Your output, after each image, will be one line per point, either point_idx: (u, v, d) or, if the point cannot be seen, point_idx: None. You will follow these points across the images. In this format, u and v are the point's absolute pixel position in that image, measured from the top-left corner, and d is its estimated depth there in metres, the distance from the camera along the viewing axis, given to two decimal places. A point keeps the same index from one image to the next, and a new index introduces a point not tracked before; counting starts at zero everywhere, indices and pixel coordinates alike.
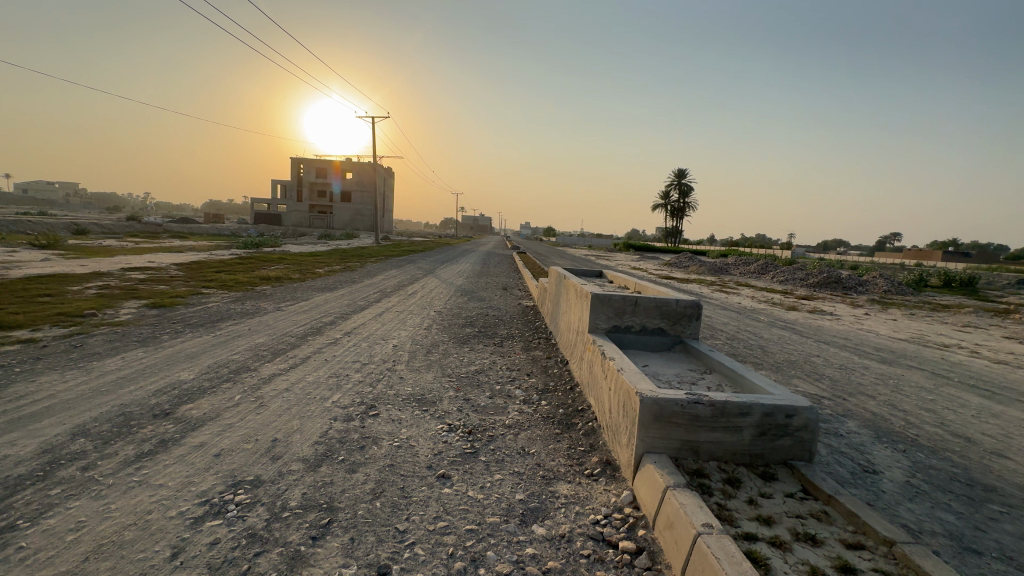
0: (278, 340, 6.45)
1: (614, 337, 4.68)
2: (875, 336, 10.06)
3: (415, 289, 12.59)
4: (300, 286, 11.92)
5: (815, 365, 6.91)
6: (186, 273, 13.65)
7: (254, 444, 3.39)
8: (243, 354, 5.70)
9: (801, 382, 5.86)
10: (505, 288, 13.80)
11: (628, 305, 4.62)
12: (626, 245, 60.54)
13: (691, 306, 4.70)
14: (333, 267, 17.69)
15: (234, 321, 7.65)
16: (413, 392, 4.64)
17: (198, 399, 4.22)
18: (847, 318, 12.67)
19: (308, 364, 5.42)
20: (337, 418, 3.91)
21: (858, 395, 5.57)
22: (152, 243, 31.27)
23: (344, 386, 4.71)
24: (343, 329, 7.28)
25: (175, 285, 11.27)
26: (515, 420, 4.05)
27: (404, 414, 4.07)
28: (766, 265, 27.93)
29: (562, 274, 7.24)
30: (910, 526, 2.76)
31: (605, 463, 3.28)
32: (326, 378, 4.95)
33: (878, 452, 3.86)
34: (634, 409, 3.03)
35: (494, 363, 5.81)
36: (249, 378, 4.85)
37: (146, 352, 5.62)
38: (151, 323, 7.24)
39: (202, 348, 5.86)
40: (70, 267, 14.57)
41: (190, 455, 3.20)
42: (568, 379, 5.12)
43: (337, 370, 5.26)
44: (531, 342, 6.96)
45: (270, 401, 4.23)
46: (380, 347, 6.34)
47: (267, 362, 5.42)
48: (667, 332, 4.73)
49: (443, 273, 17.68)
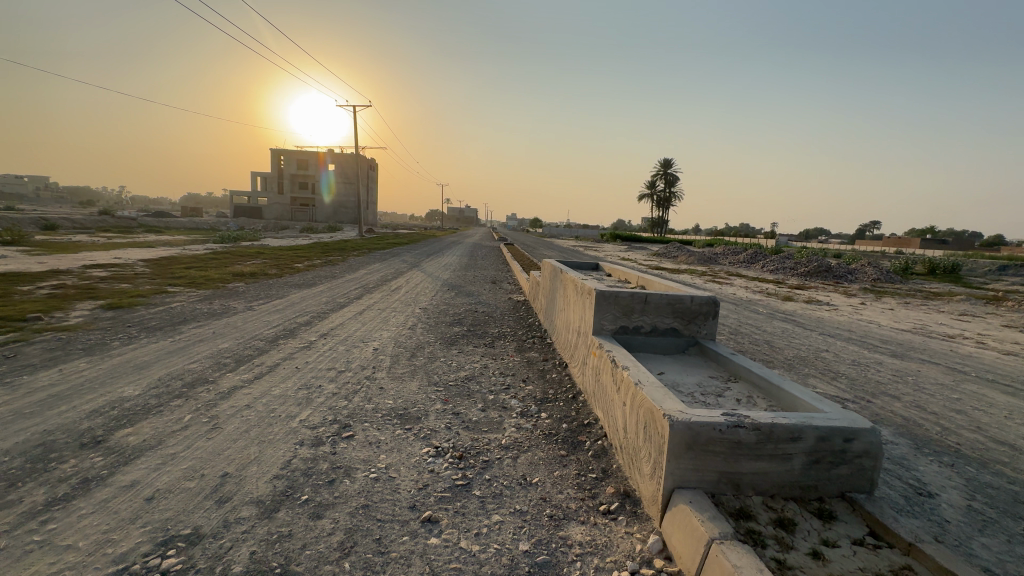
0: (244, 346, 5.78)
1: (622, 339, 4.15)
2: (878, 328, 9.70)
3: (399, 284, 11.93)
4: (275, 283, 11.17)
5: (827, 361, 6.48)
6: (151, 270, 12.65)
7: (199, 483, 2.79)
8: (202, 363, 5.04)
9: (819, 383, 5.40)
10: (494, 281, 13.22)
11: (637, 303, 4.11)
12: (614, 236, 57.15)
13: (707, 304, 4.19)
14: (312, 261, 16.88)
15: (198, 323, 6.93)
16: (395, 406, 4.07)
17: (139, 422, 3.58)
18: (844, 308, 12.36)
19: (276, 374, 4.79)
20: (303, 444, 3.32)
21: (881, 395, 5.12)
22: (125, 238, 29.90)
23: (314, 401, 4.10)
24: (319, 331, 6.62)
25: (138, 283, 10.44)
26: (512, 439, 3.51)
27: (384, 435, 3.50)
28: (755, 255, 27.74)
29: (557, 268, 6.67)
30: (993, 570, 2.29)
31: (623, 496, 2.75)
32: (295, 391, 4.33)
33: (925, 468, 3.40)
34: (660, 434, 2.50)
35: (485, 368, 5.23)
36: (205, 393, 4.21)
37: (89, 363, 4.93)
38: (103, 327, 6.51)
39: (156, 357, 5.18)
40: (25, 264, 13.53)
41: (114, 502, 2.59)
42: (568, 387, 4.58)
43: (308, 380, 4.64)
44: (525, 342, 6.40)
45: (225, 423, 3.61)
46: (359, 352, 5.72)
47: (228, 372, 4.78)
48: (680, 333, 4.21)
49: (428, 267, 16.98)
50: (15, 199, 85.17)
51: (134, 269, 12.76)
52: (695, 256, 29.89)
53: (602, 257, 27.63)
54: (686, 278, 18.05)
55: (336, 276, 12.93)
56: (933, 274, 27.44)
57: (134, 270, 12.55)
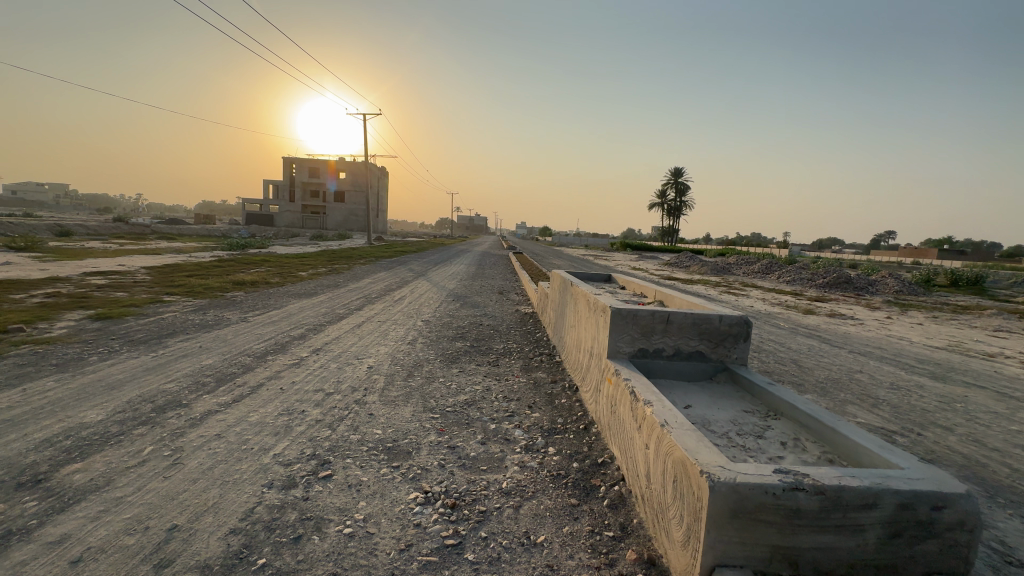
0: (228, 363, 5.36)
1: (640, 364, 3.67)
2: (910, 345, 9.05)
3: (403, 294, 11.52)
4: (275, 292, 10.82)
5: (862, 384, 5.89)
6: (152, 278, 12.45)
7: (140, 540, 2.34)
8: (179, 383, 4.62)
9: (859, 411, 4.82)
10: (501, 292, 12.74)
11: (658, 324, 3.64)
12: (625, 245, 56.71)
13: (738, 324, 3.68)
14: (317, 269, 16.58)
15: (185, 336, 6.54)
16: (384, 437, 3.61)
17: (91, 456, 3.15)
18: (870, 323, 11.68)
19: (257, 397, 4.34)
20: (272, 486, 2.85)
21: (933, 427, 4.53)
22: (136, 245, 29.98)
23: (294, 430, 3.65)
24: (311, 346, 6.18)
25: (135, 291, 10.15)
26: (515, 481, 3.03)
27: (368, 474, 3.04)
28: (770, 265, 26.99)
29: (567, 280, 6.20)
30: None
31: (648, 565, 2.26)
32: (273, 417, 3.88)
33: (1005, 526, 2.84)
34: (695, 493, 2.01)
35: (488, 392, 4.74)
36: (174, 419, 3.78)
37: (57, 382, 4.53)
38: (86, 339, 6.15)
39: (132, 376, 4.78)
40: (27, 271, 13.35)
41: (32, 566, 2.14)
42: (579, 416, 4.10)
43: (291, 404, 4.20)
44: (532, 361, 5.90)
45: (188, 458, 3.17)
46: (351, 370, 5.27)
47: (206, 394, 4.36)
48: (707, 357, 3.70)
49: (435, 275, 16.57)
50: (34, 206, 87.00)
51: (135, 277, 12.52)
52: (707, 266, 29.19)
53: (612, 268, 27.04)
54: (700, 289, 17.46)
55: (338, 285, 12.57)
56: (957, 286, 26.45)
57: (135, 278, 12.36)
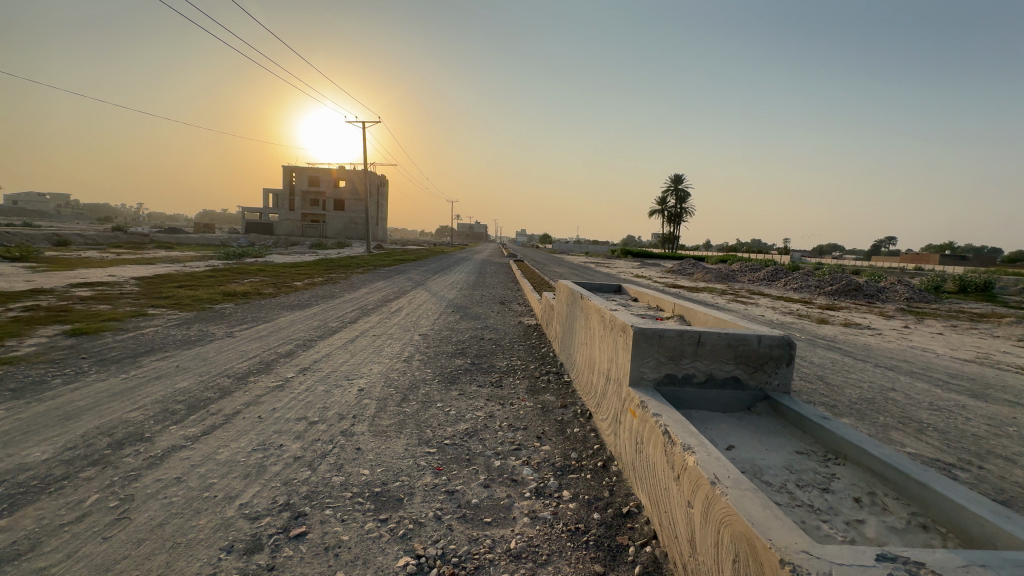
0: (204, 386, 4.87)
1: (668, 392, 3.18)
2: (936, 358, 8.51)
3: (401, 305, 11.03)
4: (266, 304, 10.33)
5: (900, 405, 5.36)
6: (140, 289, 11.98)
7: None
8: (146, 412, 4.12)
9: (905, 438, 4.30)
10: (503, 302, 12.25)
11: (688, 346, 3.16)
12: (624, 254, 56.66)
13: (779, 345, 3.20)
14: (313, 279, 16.11)
15: (163, 354, 6.04)
16: (373, 480, 3.10)
17: (21, 509, 2.64)
18: (889, 333, 11.14)
19: (231, 428, 3.84)
20: (231, 551, 2.35)
21: (993, 458, 4.01)
22: (131, 255, 29.55)
23: (267, 471, 3.15)
24: (298, 366, 5.69)
25: (119, 304, 9.67)
26: (526, 541, 2.51)
27: (350, 532, 2.54)
28: (776, 271, 26.51)
29: (575, 292, 5.71)
30: None
31: None
32: (246, 454, 3.39)
33: None
34: None
35: (491, 419, 4.22)
36: (131, 458, 3.27)
37: (8, 411, 4.02)
38: (53, 359, 5.66)
39: (95, 403, 4.28)
40: (12, 282, 12.89)
41: None
42: (596, 450, 3.59)
43: (269, 437, 3.70)
44: (539, 381, 5.38)
45: (137, 511, 2.67)
46: (340, 394, 4.78)
47: (173, 425, 3.87)
48: (743, 383, 3.21)
49: (434, 285, 16.11)
50: (35, 216, 87.07)
51: (123, 288, 12.04)
52: (710, 273, 28.68)
53: (615, 275, 26.55)
54: (707, 297, 17.02)
55: (334, 296, 12.12)
56: (967, 293, 25.95)
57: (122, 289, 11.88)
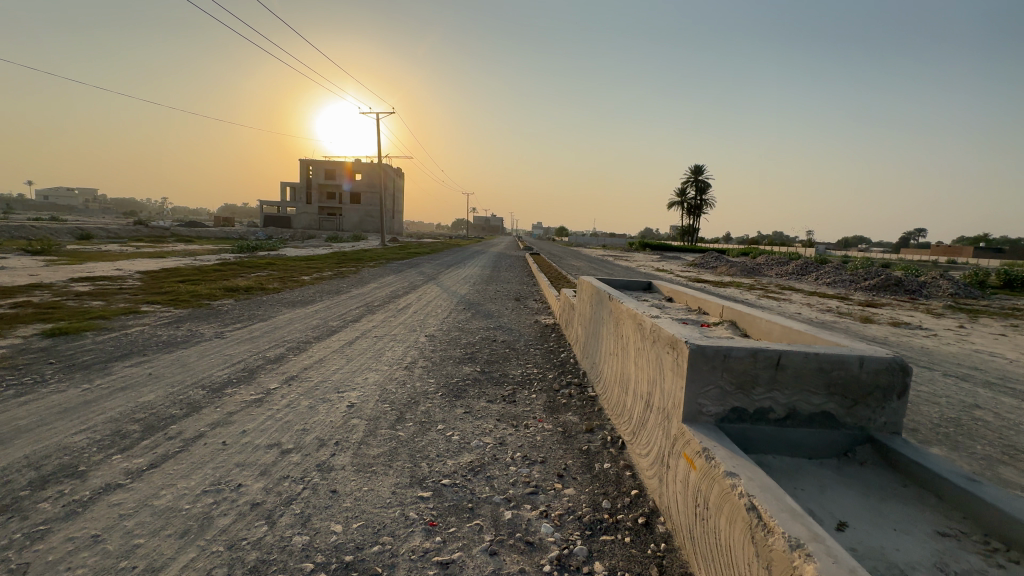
0: (173, 399, 4.23)
1: (736, 433, 2.37)
2: (1010, 365, 7.48)
3: (410, 302, 10.32)
4: (266, 301, 9.69)
5: (993, 428, 4.44)
6: (142, 284, 11.52)
7: None
8: (92, 435, 3.46)
9: (1021, 478, 3.40)
10: (519, 299, 11.52)
11: (763, 370, 2.35)
12: (641, 244, 55.70)
13: (887, 369, 2.37)
14: (322, 273, 15.51)
15: (139, 360, 5.40)
16: (345, 542, 2.37)
17: None
18: (945, 334, 10.07)
19: (185, 460, 3.16)
20: None
21: None
22: (150, 249, 29.50)
23: (212, 527, 2.45)
24: (284, 375, 4.99)
25: (113, 301, 9.14)
26: None
27: None
28: (806, 264, 25.24)
29: (601, 291, 4.89)
30: None
31: None
32: (193, 498, 2.70)
33: None
34: None
35: (502, 448, 3.46)
36: (48, 504, 2.60)
37: None
38: (16, 365, 5.06)
39: (37, 423, 3.63)
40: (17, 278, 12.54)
41: None
42: (634, 500, 2.79)
43: (228, 473, 3.00)
44: (558, 397, 4.59)
45: None
46: (327, 410, 4.09)
47: (118, 454, 3.20)
48: (839, 422, 2.38)
49: (447, 279, 15.44)
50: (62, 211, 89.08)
51: (124, 284, 11.53)
52: (736, 267, 27.36)
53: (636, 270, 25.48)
54: (735, 293, 16.12)
55: (342, 292, 11.50)
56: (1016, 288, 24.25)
57: (123, 284, 11.42)
